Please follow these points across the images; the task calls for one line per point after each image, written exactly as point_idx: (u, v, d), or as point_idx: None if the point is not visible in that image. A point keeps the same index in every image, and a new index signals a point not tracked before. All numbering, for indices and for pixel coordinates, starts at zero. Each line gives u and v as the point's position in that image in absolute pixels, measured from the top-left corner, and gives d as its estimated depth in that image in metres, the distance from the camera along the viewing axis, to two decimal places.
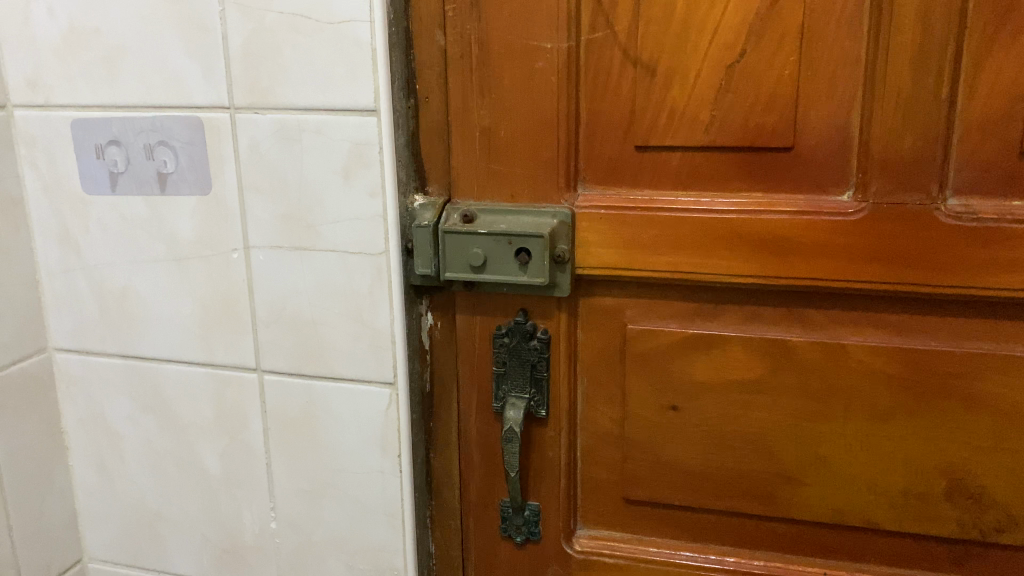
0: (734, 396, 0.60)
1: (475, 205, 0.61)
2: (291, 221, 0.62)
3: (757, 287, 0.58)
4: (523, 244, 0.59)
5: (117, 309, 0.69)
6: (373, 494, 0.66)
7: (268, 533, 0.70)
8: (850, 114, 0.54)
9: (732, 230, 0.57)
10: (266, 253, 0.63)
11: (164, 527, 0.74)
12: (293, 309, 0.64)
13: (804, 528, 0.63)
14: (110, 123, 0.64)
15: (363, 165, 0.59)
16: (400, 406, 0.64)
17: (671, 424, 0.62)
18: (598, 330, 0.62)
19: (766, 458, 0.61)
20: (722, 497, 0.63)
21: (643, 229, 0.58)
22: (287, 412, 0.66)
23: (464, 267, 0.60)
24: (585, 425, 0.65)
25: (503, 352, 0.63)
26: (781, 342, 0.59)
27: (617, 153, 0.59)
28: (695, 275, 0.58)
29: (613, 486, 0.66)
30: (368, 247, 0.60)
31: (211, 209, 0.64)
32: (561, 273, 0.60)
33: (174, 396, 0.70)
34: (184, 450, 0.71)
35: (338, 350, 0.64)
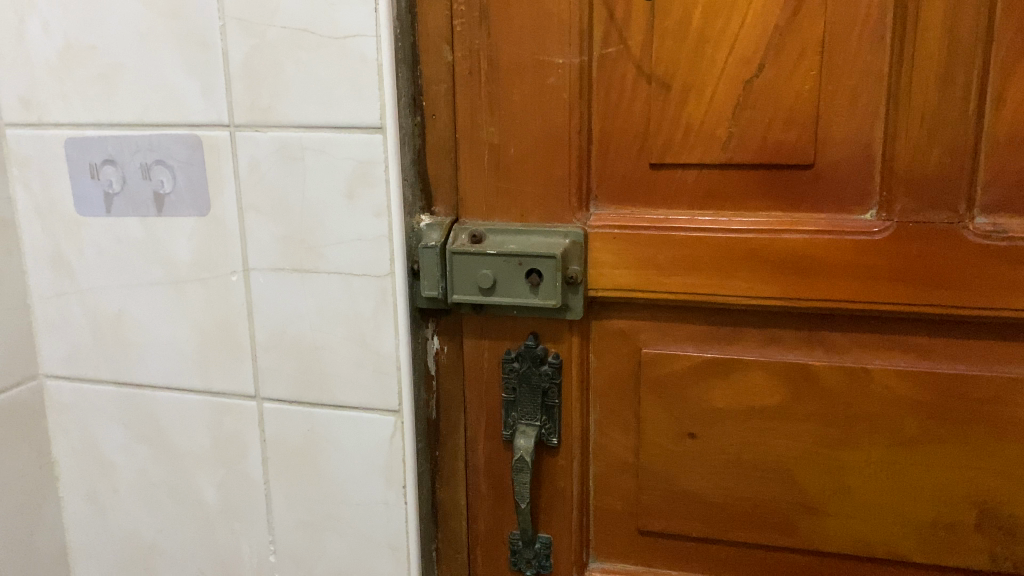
0: (753, 423, 0.58)
1: (483, 224, 0.59)
2: (293, 243, 0.59)
3: (777, 309, 0.56)
4: (535, 265, 0.57)
5: (111, 335, 0.67)
6: (377, 526, 0.63)
7: (268, 567, 0.67)
8: (873, 130, 0.52)
9: (752, 249, 0.55)
10: (267, 276, 0.61)
11: (158, 561, 0.71)
12: (294, 335, 0.61)
13: (828, 561, 0.60)
14: (105, 142, 0.62)
15: (368, 184, 0.57)
16: (406, 434, 0.61)
17: (688, 452, 0.60)
18: (611, 354, 0.60)
19: (788, 487, 0.59)
20: (741, 529, 0.60)
21: (658, 249, 0.56)
22: (287, 441, 0.64)
23: (473, 289, 0.58)
24: (598, 454, 0.62)
25: (512, 378, 0.61)
26: (801, 366, 0.57)
27: (631, 170, 0.57)
28: (712, 297, 0.56)
29: (628, 517, 0.63)
30: (373, 269, 0.58)
31: (210, 231, 0.61)
32: (574, 295, 0.58)
33: (170, 425, 0.67)
34: (180, 481, 0.68)
35: (341, 377, 0.61)
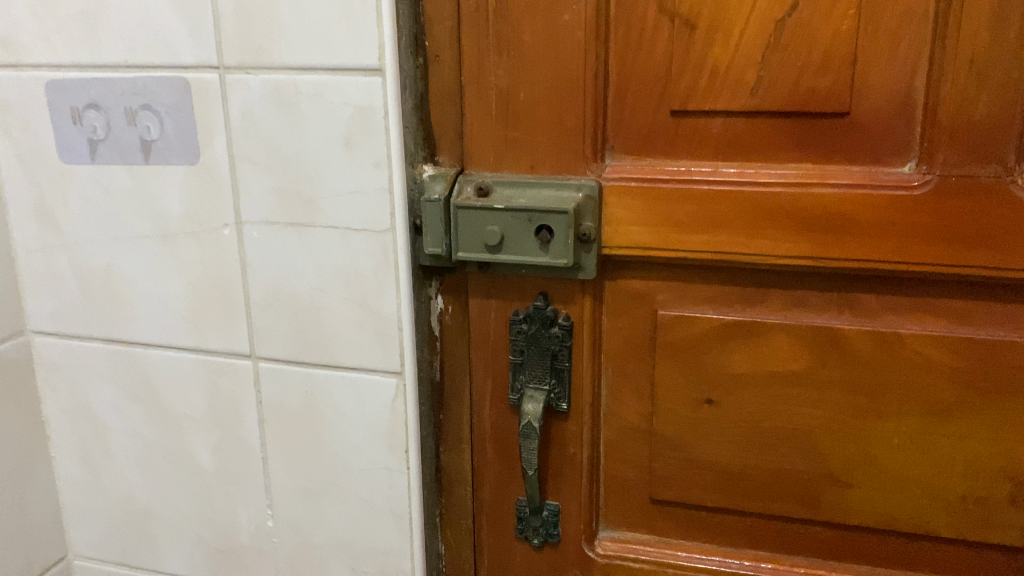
0: (776, 390, 0.55)
1: (490, 176, 0.55)
2: (288, 195, 0.56)
3: (805, 269, 0.52)
4: (545, 220, 0.52)
5: (100, 291, 0.64)
6: (379, 494, 0.61)
7: (265, 532, 0.65)
8: (916, 74, 0.48)
9: (780, 205, 0.51)
10: (261, 230, 0.57)
11: (153, 524, 0.69)
12: (291, 294, 0.58)
13: (850, 534, 0.57)
14: (87, 85, 0.58)
15: (367, 133, 0.53)
16: (408, 398, 0.58)
17: (706, 419, 0.57)
18: (625, 316, 0.56)
19: (810, 457, 0.56)
20: (759, 500, 0.58)
21: (679, 204, 0.52)
22: (285, 404, 0.61)
23: (479, 247, 0.54)
24: (609, 420, 0.59)
25: (520, 340, 0.57)
26: (829, 330, 0.53)
27: (650, 118, 0.52)
28: (736, 256, 0.52)
29: (640, 485, 0.60)
30: (373, 224, 0.55)
31: (201, 182, 0.58)
32: (587, 254, 0.54)
33: (163, 386, 0.65)
34: (174, 442, 0.66)
35: (340, 337, 0.58)
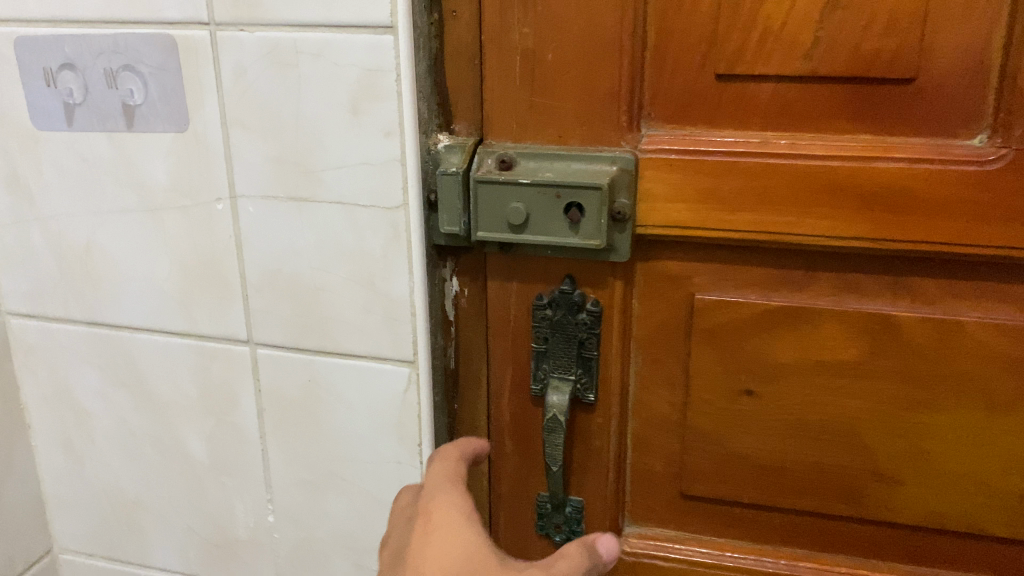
0: (822, 380, 0.51)
1: (513, 146, 0.49)
2: (287, 166, 0.51)
3: (859, 251, 0.48)
4: (575, 197, 0.47)
5: (80, 269, 0.58)
6: (387, 487, 0.56)
7: (265, 527, 0.61)
8: (994, 36, 0.43)
9: (835, 180, 0.46)
10: (257, 205, 0.52)
11: (143, 517, 0.64)
12: (290, 275, 0.53)
13: (896, 533, 0.53)
14: (61, 42, 0.52)
15: (375, 98, 0.47)
16: (421, 387, 0.53)
17: (744, 410, 0.53)
18: (658, 300, 0.52)
19: (856, 452, 0.52)
20: (799, 497, 0.54)
21: (723, 179, 0.47)
22: (283, 392, 0.57)
23: (501, 225, 0.49)
24: (637, 410, 0.55)
25: (544, 326, 0.52)
26: (883, 317, 0.49)
27: (691, 84, 0.47)
28: (784, 237, 0.48)
29: (669, 479, 0.56)
30: (383, 199, 0.50)
31: (189, 152, 0.52)
32: (620, 234, 0.49)
33: (151, 372, 0.60)
34: (164, 432, 0.61)
35: (345, 323, 0.53)
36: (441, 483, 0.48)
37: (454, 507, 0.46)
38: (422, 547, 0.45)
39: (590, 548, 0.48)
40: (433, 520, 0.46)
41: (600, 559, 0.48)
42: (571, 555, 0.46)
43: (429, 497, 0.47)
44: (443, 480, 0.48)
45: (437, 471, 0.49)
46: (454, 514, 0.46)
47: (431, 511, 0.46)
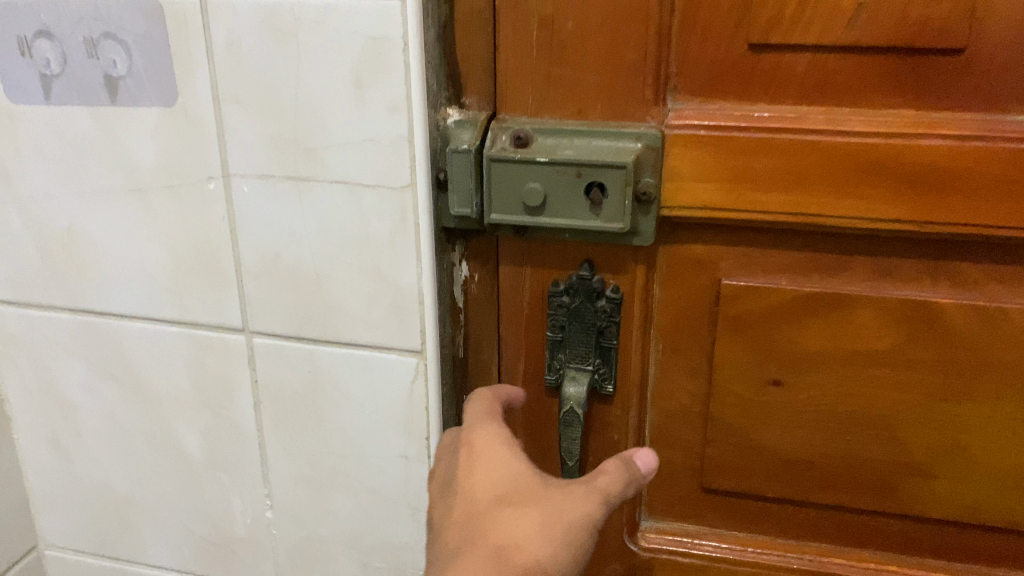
0: (855, 370, 0.48)
1: (529, 122, 0.46)
2: (285, 143, 0.47)
3: (899, 234, 0.45)
4: (598, 177, 0.44)
5: (62, 253, 0.54)
6: (393, 483, 0.54)
7: (264, 524, 0.58)
8: None
9: (877, 158, 0.43)
10: (253, 185, 0.49)
11: (134, 513, 0.61)
12: (291, 260, 0.50)
13: (927, 527, 0.51)
14: (35, 8, 0.48)
15: (381, 69, 0.44)
16: (429, 379, 0.51)
17: (772, 402, 0.50)
18: (681, 285, 0.49)
19: (888, 445, 0.49)
20: (827, 491, 0.51)
21: (755, 157, 0.44)
22: (284, 383, 0.54)
23: (517, 207, 0.46)
24: (657, 401, 0.52)
25: (560, 314, 0.49)
26: (922, 304, 0.46)
27: (722, 54, 0.44)
28: (819, 219, 0.45)
29: (689, 473, 0.54)
30: (389, 179, 0.46)
31: (179, 127, 0.48)
32: (645, 217, 0.46)
33: (140, 363, 0.56)
34: (155, 425, 0.58)
35: (349, 310, 0.50)
36: (480, 419, 0.47)
37: (497, 441, 0.46)
38: (468, 481, 0.45)
39: (624, 462, 0.45)
40: (477, 457, 0.45)
41: (639, 475, 0.45)
42: (608, 474, 0.44)
43: (469, 431, 0.46)
44: (481, 415, 0.47)
45: (474, 409, 0.48)
46: (498, 444, 0.46)
47: (473, 445, 0.46)
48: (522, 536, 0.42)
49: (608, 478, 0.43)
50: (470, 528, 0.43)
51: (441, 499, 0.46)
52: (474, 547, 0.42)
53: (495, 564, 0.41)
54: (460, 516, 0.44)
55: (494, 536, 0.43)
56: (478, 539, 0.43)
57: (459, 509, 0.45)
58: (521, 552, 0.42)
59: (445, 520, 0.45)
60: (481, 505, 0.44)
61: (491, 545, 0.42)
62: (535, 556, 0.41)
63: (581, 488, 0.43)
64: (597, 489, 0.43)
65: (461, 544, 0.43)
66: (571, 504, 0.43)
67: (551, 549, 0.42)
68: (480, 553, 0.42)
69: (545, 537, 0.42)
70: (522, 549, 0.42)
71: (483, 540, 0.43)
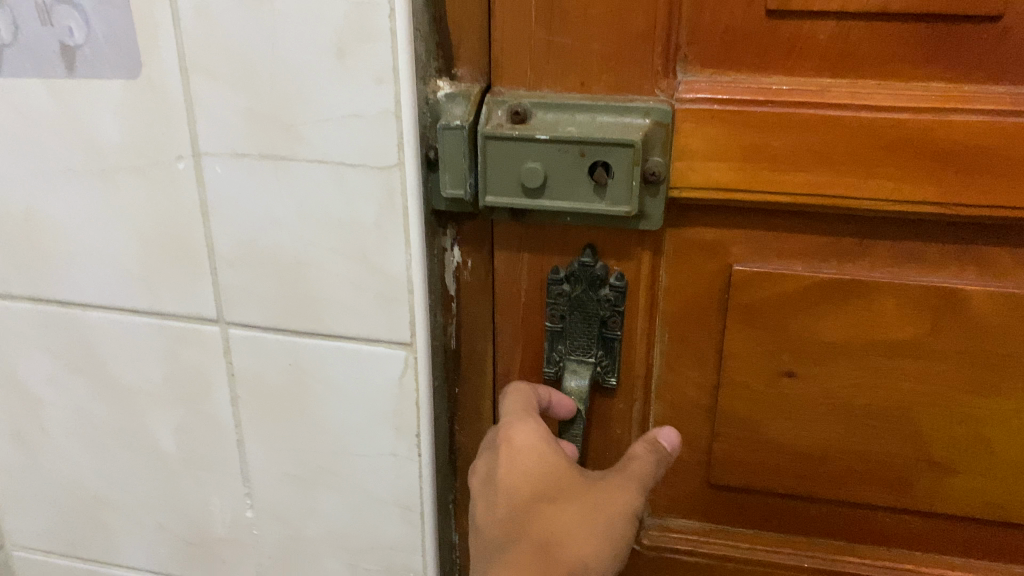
0: (875, 361, 0.45)
1: (527, 95, 0.42)
2: (261, 120, 0.43)
3: (925, 217, 0.42)
4: (603, 155, 0.40)
5: (20, 239, 0.50)
6: (382, 482, 0.51)
7: (245, 524, 0.55)
8: None
9: (906, 135, 0.39)
10: (226, 164, 0.45)
11: (107, 513, 0.58)
12: (269, 246, 0.46)
13: (945, 524, 0.49)
14: None
15: (365, 37, 0.40)
16: (420, 372, 0.47)
17: (785, 394, 0.47)
18: (689, 272, 0.46)
19: (908, 440, 0.47)
20: (841, 487, 0.49)
21: (773, 134, 0.40)
22: (263, 378, 0.50)
23: (515, 189, 0.42)
24: (662, 394, 0.49)
25: (561, 303, 0.46)
26: (949, 292, 0.43)
27: (738, 21, 0.40)
28: (841, 201, 0.41)
29: (695, 468, 0.51)
30: (374, 158, 0.43)
31: (145, 102, 0.44)
32: (652, 199, 0.43)
33: (109, 355, 0.52)
34: (127, 420, 0.54)
35: (333, 300, 0.47)
36: (519, 412, 0.44)
37: (538, 439, 0.43)
38: (508, 476, 0.42)
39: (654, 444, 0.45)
40: (518, 453, 0.42)
41: (665, 453, 0.45)
42: (644, 459, 0.44)
43: (508, 428, 0.43)
44: (520, 410, 0.44)
45: (511, 403, 0.44)
46: (539, 444, 0.42)
47: (513, 440, 0.43)
48: (569, 535, 0.40)
49: (644, 464, 0.43)
50: (514, 526, 0.41)
51: (479, 493, 0.43)
52: (520, 546, 0.40)
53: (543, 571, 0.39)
54: (502, 513, 0.42)
55: (541, 535, 0.40)
56: (524, 537, 0.41)
57: (500, 505, 0.42)
58: (570, 552, 0.40)
59: (484, 515, 0.42)
60: (524, 503, 0.41)
61: (538, 545, 0.40)
62: (583, 556, 0.40)
63: (625, 481, 0.42)
64: (636, 477, 0.42)
65: (505, 543, 0.41)
66: (616, 499, 0.41)
67: (599, 546, 0.40)
68: (526, 553, 0.40)
69: (594, 535, 0.40)
70: (571, 554, 0.39)
71: (529, 539, 0.40)
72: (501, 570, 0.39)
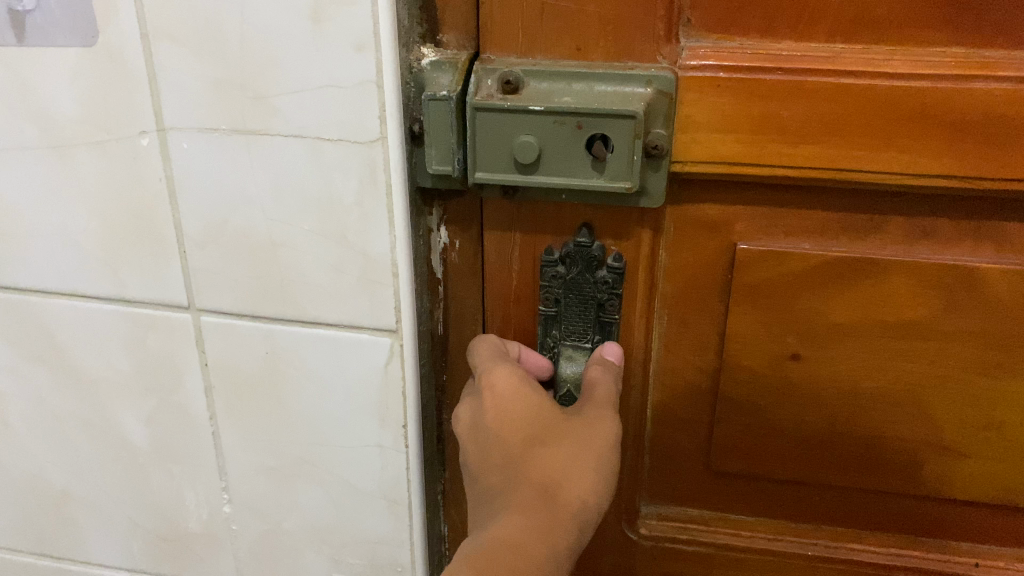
0: (884, 344, 0.43)
1: (518, 63, 0.39)
2: (230, 90, 0.40)
3: (941, 192, 0.39)
4: (601, 128, 0.37)
5: None
6: (368, 474, 0.49)
7: (222, 519, 0.52)
8: None
9: (924, 104, 0.37)
10: (194, 139, 0.41)
11: (75, 509, 0.55)
12: (242, 227, 0.43)
13: (953, 509, 0.48)
14: None
15: None
16: (406, 360, 0.45)
17: (790, 379, 0.45)
18: (690, 251, 0.43)
19: (917, 424, 0.45)
20: (846, 473, 0.47)
21: (783, 104, 0.38)
22: (239, 367, 0.47)
23: (506, 164, 0.39)
24: (660, 379, 0.47)
25: (555, 287, 0.43)
26: (964, 271, 0.41)
27: None
28: (853, 176, 0.39)
29: (694, 455, 0.49)
30: (354, 131, 0.39)
31: (102, 72, 0.41)
32: (654, 174, 0.40)
33: (72, 345, 0.49)
34: (94, 413, 0.51)
35: (311, 284, 0.44)
36: (494, 360, 0.42)
37: (521, 383, 0.41)
38: (497, 422, 0.41)
39: (603, 363, 0.43)
40: (500, 395, 0.41)
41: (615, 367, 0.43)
42: (604, 381, 0.41)
43: (488, 375, 0.41)
44: (493, 358, 0.42)
45: (483, 353, 0.43)
46: (523, 388, 0.41)
47: (495, 387, 0.41)
48: (566, 472, 0.39)
49: (608, 386, 0.41)
50: (509, 471, 0.40)
51: (469, 441, 0.42)
52: (518, 488, 0.39)
53: (546, 506, 0.38)
54: (495, 460, 0.41)
55: (537, 474, 0.39)
56: (522, 479, 0.39)
57: (492, 451, 0.41)
58: (570, 491, 0.38)
59: (478, 462, 0.41)
60: (515, 446, 0.40)
61: (536, 485, 0.39)
62: (584, 494, 0.38)
63: (605, 407, 0.40)
64: (608, 401, 0.41)
65: (502, 488, 0.40)
66: (603, 431, 0.40)
67: (597, 483, 0.39)
68: (525, 494, 0.38)
69: (589, 469, 0.39)
70: (569, 489, 0.38)
71: (525, 480, 0.39)
72: (506, 514, 0.38)
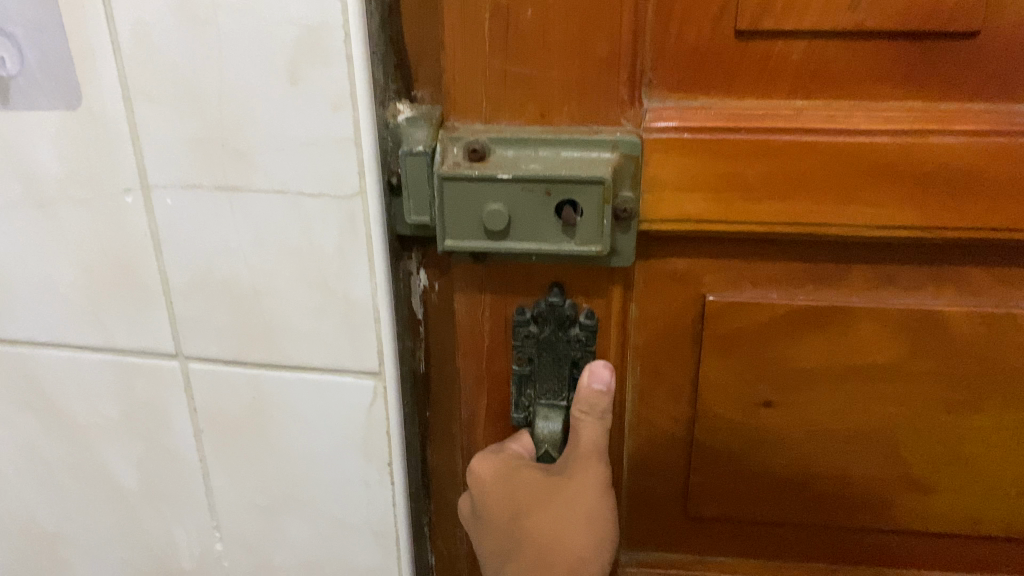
0: (853, 388, 0.44)
1: (484, 132, 0.40)
2: (210, 147, 0.41)
3: (903, 241, 0.40)
4: (568, 194, 0.39)
5: None
6: (355, 509, 0.50)
7: (213, 556, 0.54)
8: None
9: (886, 159, 0.38)
10: (176, 196, 0.42)
11: (68, 550, 0.56)
12: (224, 279, 0.44)
13: (926, 539, 0.49)
14: None
15: (319, 60, 0.37)
16: (389, 400, 0.46)
17: (764, 423, 0.46)
18: (662, 304, 0.44)
19: (887, 461, 0.46)
20: (820, 512, 0.48)
21: (748, 162, 0.39)
22: (225, 410, 0.48)
23: (476, 232, 0.40)
24: (636, 429, 0.48)
25: (529, 346, 0.45)
26: (927, 313, 0.42)
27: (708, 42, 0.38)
28: (820, 227, 0.40)
29: (673, 498, 0.50)
30: (333, 185, 0.40)
31: (84, 134, 0.42)
32: (622, 236, 0.41)
33: (62, 392, 0.50)
34: (84, 457, 0.52)
35: (293, 329, 0.45)
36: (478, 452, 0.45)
37: (500, 468, 0.44)
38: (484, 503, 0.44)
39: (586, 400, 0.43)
40: (486, 482, 0.44)
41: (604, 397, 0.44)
42: (589, 425, 0.43)
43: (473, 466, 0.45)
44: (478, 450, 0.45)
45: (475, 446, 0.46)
46: (504, 472, 0.44)
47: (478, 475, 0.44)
48: (560, 537, 0.43)
49: (592, 431, 0.43)
50: (506, 542, 0.44)
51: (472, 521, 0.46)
52: (520, 558, 0.44)
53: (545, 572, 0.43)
54: (493, 534, 0.45)
55: (534, 544, 0.43)
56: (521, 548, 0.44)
57: (489, 530, 0.45)
58: (566, 553, 0.43)
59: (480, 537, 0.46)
60: (508, 523, 0.44)
61: (536, 554, 0.43)
62: (580, 552, 0.43)
63: (587, 468, 0.43)
64: (591, 452, 0.43)
65: (505, 555, 0.44)
66: (586, 496, 0.43)
67: (589, 539, 0.43)
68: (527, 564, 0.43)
69: (580, 528, 0.43)
70: (565, 552, 0.43)
71: (525, 550, 0.44)
72: None
